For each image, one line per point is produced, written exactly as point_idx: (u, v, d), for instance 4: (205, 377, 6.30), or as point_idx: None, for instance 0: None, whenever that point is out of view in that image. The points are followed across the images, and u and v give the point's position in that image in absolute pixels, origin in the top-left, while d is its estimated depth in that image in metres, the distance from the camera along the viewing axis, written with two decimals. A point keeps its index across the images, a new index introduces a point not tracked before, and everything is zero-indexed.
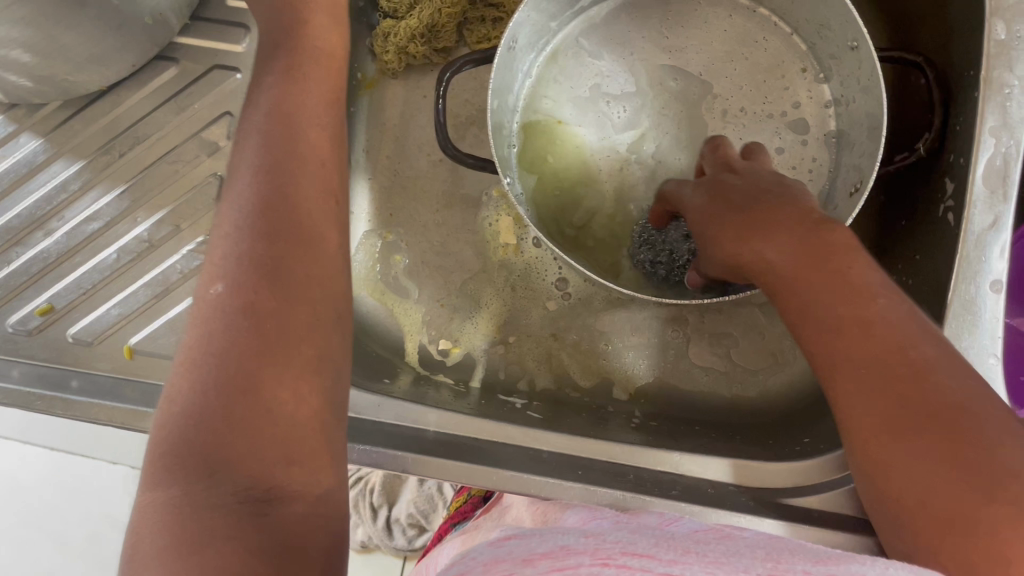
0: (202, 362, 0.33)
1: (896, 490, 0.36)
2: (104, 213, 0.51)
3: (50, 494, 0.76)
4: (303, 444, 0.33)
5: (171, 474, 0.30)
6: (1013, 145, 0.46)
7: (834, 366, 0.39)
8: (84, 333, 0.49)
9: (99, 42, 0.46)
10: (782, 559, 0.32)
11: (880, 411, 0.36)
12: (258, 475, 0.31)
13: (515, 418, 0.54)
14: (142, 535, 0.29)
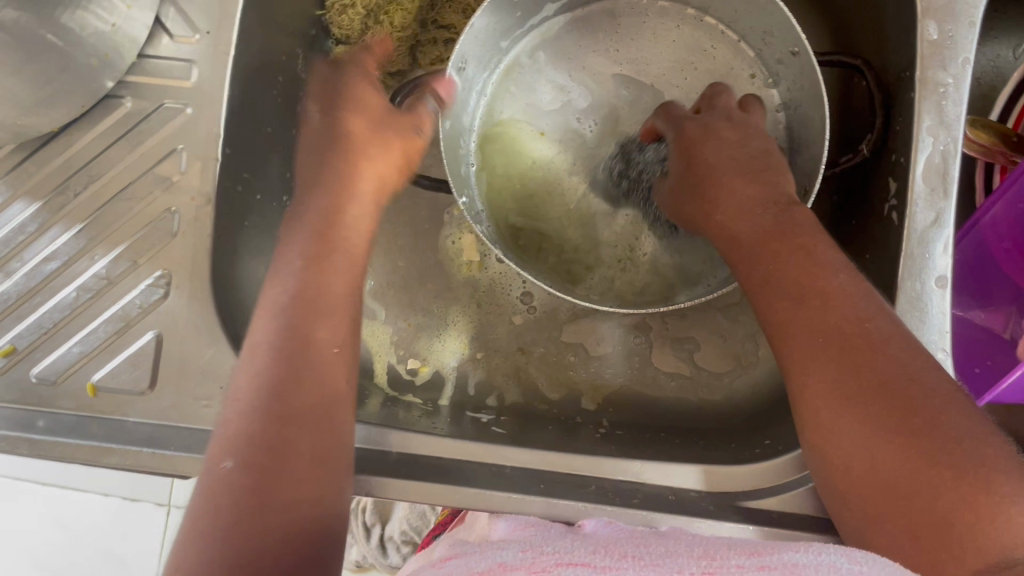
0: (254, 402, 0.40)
1: (843, 457, 0.38)
2: (62, 252, 0.51)
3: (102, 512, 0.91)
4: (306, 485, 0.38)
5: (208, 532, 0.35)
6: (951, 142, 0.47)
7: (792, 336, 0.41)
8: (47, 372, 0.50)
9: (46, 85, 0.46)
10: (717, 556, 0.34)
11: (833, 375, 0.38)
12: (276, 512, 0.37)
13: (483, 435, 0.55)
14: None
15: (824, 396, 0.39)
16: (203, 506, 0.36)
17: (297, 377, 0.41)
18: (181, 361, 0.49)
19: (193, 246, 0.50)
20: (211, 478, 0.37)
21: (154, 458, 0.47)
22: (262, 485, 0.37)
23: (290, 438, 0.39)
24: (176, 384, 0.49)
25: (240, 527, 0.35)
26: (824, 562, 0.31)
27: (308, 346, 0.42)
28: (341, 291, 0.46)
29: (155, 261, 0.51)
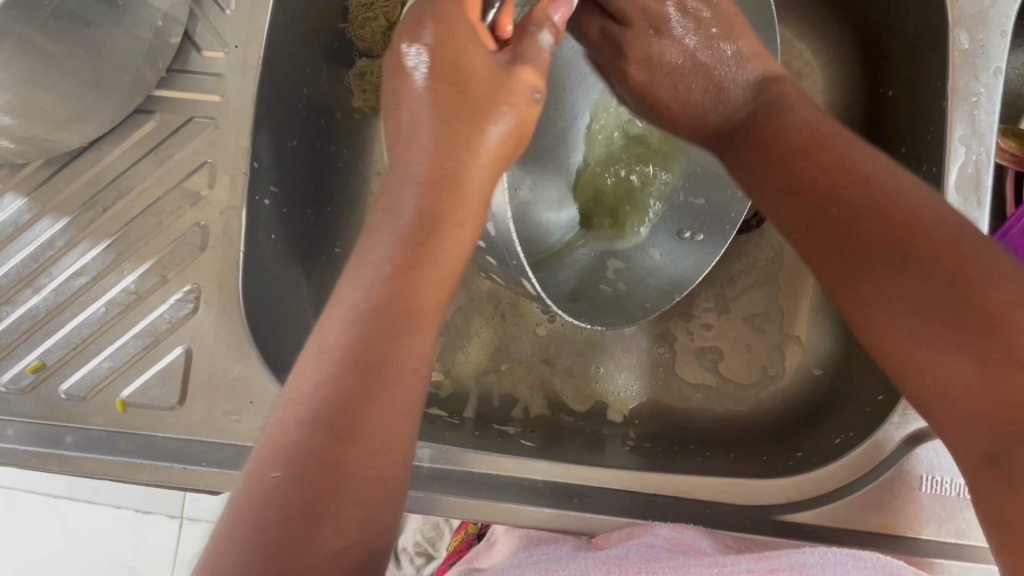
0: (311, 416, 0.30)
1: (906, 360, 0.31)
2: (91, 267, 0.51)
3: (115, 524, 0.91)
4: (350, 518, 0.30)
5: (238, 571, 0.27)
6: (983, 151, 0.46)
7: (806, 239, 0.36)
8: (76, 388, 0.50)
9: (77, 100, 0.46)
10: (727, 561, 0.37)
11: (875, 268, 0.32)
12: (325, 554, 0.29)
13: (510, 449, 0.54)
14: None
15: (841, 282, 0.34)
16: (218, 560, 0.28)
17: (353, 416, 0.31)
18: (210, 376, 0.49)
19: (222, 261, 0.50)
20: (249, 491, 0.29)
21: (186, 474, 0.47)
22: (303, 527, 0.29)
23: (343, 469, 0.30)
24: (205, 399, 0.49)
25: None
26: (831, 560, 0.35)
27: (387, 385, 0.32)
28: (433, 314, 0.34)
29: (185, 275, 0.51)
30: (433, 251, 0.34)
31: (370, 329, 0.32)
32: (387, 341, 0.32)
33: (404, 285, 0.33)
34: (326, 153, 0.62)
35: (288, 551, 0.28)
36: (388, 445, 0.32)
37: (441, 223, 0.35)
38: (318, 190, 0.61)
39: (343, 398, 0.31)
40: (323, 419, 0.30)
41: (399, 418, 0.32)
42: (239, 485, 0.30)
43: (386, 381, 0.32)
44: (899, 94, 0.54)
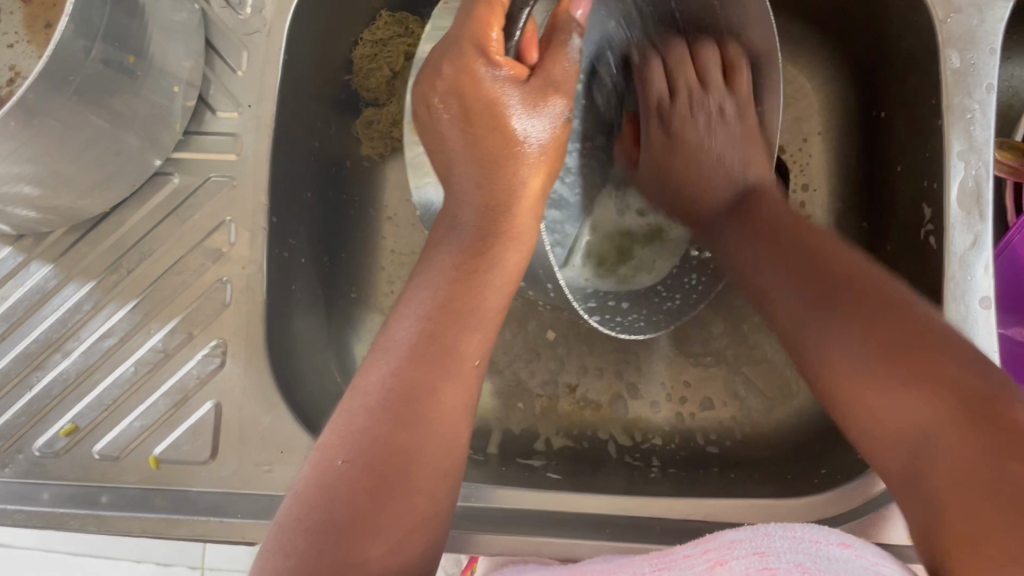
0: (376, 400, 0.36)
1: (889, 422, 0.35)
2: (118, 328, 0.52)
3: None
4: (410, 497, 0.35)
5: (313, 521, 0.33)
6: (982, 166, 0.48)
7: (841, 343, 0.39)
8: (109, 449, 0.51)
9: (100, 168, 0.48)
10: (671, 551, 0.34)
11: (873, 362, 0.36)
12: (376, 519, 0.34)
13: (538, 482, 0.55)
14: (277, 556, 0.33)
15: (859, 372, 0.37)
16: (303, 527, 0.33)
17: (412, 406, 0.36)
18: (241, 428, 0.50)
19: (246, 315, 0.51)
20: (319, 473, 0.35)
21: (222, 527, 0.48)
22: (366, 515, 0.34)
23: (402, 448, 0.35)
24: (236, 451, 0.50)
25: (334, 534, 0.33)
26: (760, 533, 0.31)
27: (437, 383, 0.37)
28: (491, 318, 0.41)
29: (211, 331, 0.52)
30: (487, 263, 0.41)
31: (427, 333, 0.39)
32: (442, 340, 0.38)
33: (462, 289, 0.40)
34: (338, 202, 0.63)
35: (353, 533, 0.33)
36: (439, 454, 0.37)
37: (498, 238, 0.42)
38: (333, 239, 0.62)
39: (402, 392, 0.37)
40: (386, 411, 0.36)
41: (450, 433, 0.37)
42: (309, 477, 0.35)
43: (444, 377, 0.38)
44: (893, 112, 0.56)
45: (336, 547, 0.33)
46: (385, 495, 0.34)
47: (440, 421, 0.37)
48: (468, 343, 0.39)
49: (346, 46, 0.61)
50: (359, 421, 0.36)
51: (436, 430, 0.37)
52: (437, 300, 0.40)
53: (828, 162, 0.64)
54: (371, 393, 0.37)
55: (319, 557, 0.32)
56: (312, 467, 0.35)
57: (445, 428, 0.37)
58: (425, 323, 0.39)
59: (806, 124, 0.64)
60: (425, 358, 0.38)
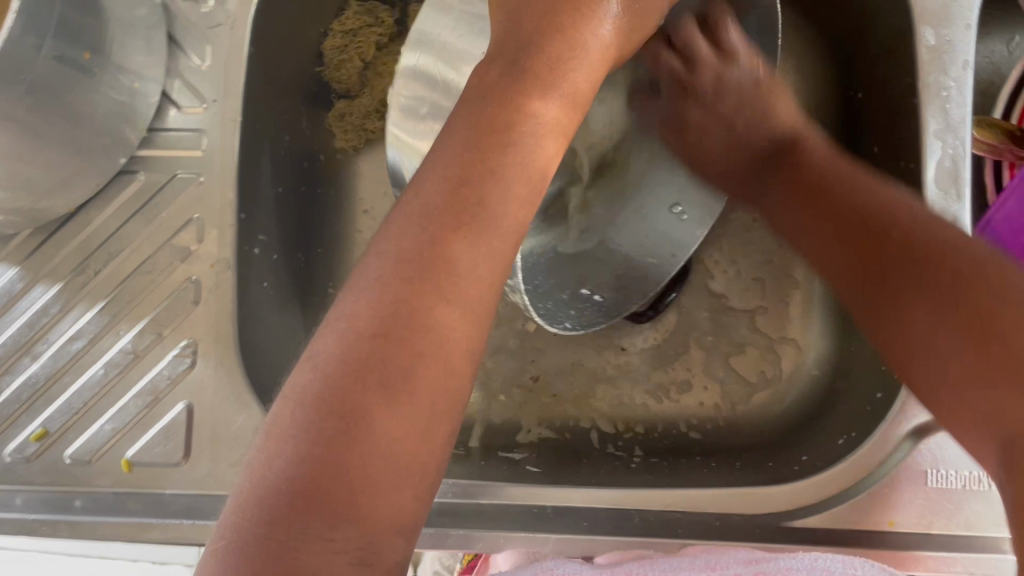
0: (396, 267, 0.32)
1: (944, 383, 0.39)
2: (87, 330, 0.52)
3: None
4: (422, 398, 0.31)
5: (316, 406, 0.30)
6: (959, 145, 0.47)
7: (879, 277, 0.45)
8: (82, 452, 0.50)
9: (62, 168, 0.47)
10: (720, 565, 0.39)
11: (952, 329, 0.39)
12: (377, 419, 0.30)
13: (517, 476, 0.54)
14: (279, 438, 0.30)
15: (926, 328, 0.41)
16: (308, 408, 0.30)
17: (411, 319, 0.31)
18: (213, 429, 0.49)
19: (216, 315, 0.51)
20: (339, 342, 0.31)
21: (196, 529, 0.47)
22: (367, 408, 0.30)
23: (410, 335, 0.31)
24: (210, 453, 0.49)
25: (333, 428, 0.29)
26: (820, 567, 0.37)
27: (436, 297, 0.31)
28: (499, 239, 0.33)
29: (180, 331, 0.51)
30: (502, 162, 0.34)
31: (431, 239, 0.32)
32: (442, 240, 0.32)
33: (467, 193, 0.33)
34: (312, 196, 0.62)
35: (348, 431, 0.29)
36: (451, 365, 0.32)
37: (511, 128, 0.34)
38: (306, 234, 0.61)
39: (412, 278, 0.31)
40: (387, 298, 0.31)
41: (452, 361, 0.32)
42: (303, 388, 0.30)
43: (448, 277, 0.32)
44: (870, 93, 0.55)
45: (331, 444, 0.29)
46: (393, 387, 0.30)
47: (459, 305, 0.32)
48: (472, 255, 0.32)
49: (315, 36, 0.60)
50: (374, 294, 0.31)
51: (439, 344, 0.31)
52: (460, 174, 0.33)
53: None
54: (394, 254, 0.32)
55: (311, 445, 0.29)
56: (335, 331, 0.31)
57: (449, 348, 0.31)
58: (440, 190, 0.33)
59: None
60: (430, 252, 0.32)
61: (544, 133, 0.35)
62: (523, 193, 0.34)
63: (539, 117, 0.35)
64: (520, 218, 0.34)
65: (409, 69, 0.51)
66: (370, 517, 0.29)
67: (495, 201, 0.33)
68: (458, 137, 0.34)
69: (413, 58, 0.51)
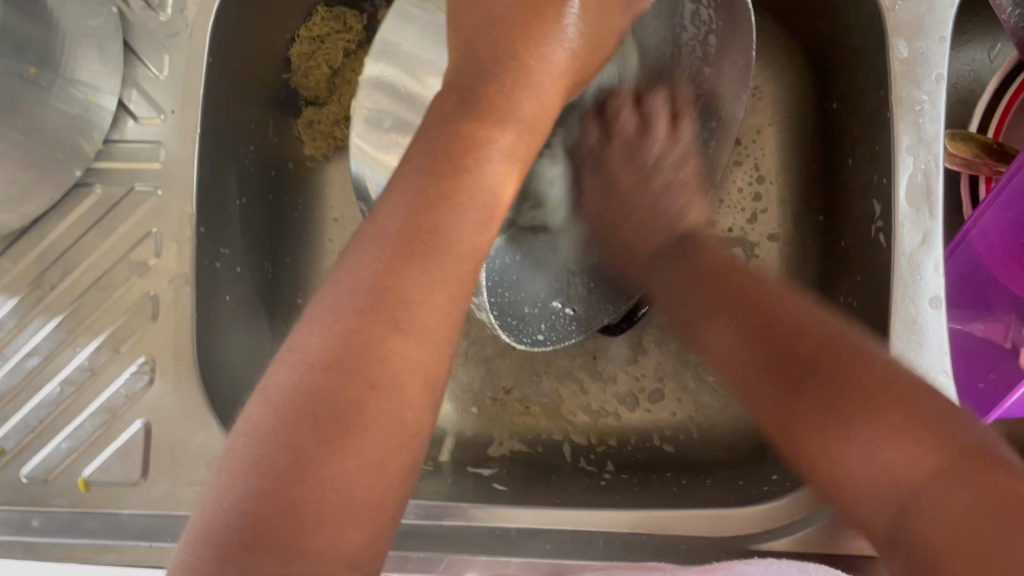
0: (352, 304, 0.32)
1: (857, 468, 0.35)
2: (43, 346, 0.51)
3: None
4: (385, 424, 0.31)
5: (271, 441, 0.30)
6: (931, 161, 0.46)
7: (803, 380, 0.39)
8: (38, 471, 0.49)
9: (13, 182, 0.46)
10: None
11: (815, 407, 0.38)
12: (338, 446, 0.30)
13: (484, 493, 0.53)
14: (232, 475, 0.30)
15: (809, 423, 0.38)
16: (265, 441, 0.30)
17: (364, 351, 0.31)
18: (172, 448, 0.48)
19: (174, 330, 0.50)
20: (296, 375, 0.31)
21: (152, 551, 0.46)
22: (324, 441, 0.30)
23: (369, 358, 0.31)
24: (168, 472, 0.48)
25: (291, 459, 0.30)
26: None
27: (393, 329, 0.32)
28: (460, 262, 0.34)
29: (138, 347, 0.50)
30: (458, 191, 0.35)
31: (388, 271, 0.33)
32: (401, 271, 0.33)
33: (421, 223, 0.34)
34: (278, 205, 0.61)
35: (305, 461, 0.30)
36: (404, 397, 0.32)
37: (464, 156, 0.35)
38: (273, 244, 0.60)
39: (363, 311, 0.32)
40: (343, 332, 0.32)
41: (413, 384, 0.32)
42: (258, 421, 0.31)
43: (404, 309, 0.32)
44: (845, 104, 0.54)
45: (286, 480, 0.30)
46: (353, 414, 0.31)
47: (422, 332, 0.32)
48: (428, 289, 0.33)
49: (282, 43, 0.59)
50: (329, 325, 0.32)
51: (394, 376, 0.31)
52: (417, 208, 0.34)
53: (782, 153, 0.62)
54: (350, 280, 0.33)
55: (268, 480, 0.30)
56: (291, 365, 0.31)
57: (402, 378, 0.32)
58: (398, 225, 0.34)
59: (759, 115, 0.62)
60: (387, 288, 0.32)
61: (506, 157, 0.36)
62: (478, 220, 0.35)
63: (497, 142, 0.36)
64: (477, 241, 0.35)
65: (374, 78, 0.50)
66: (327, 548, 0.29)
67: (455, 228, 0.34)
68: (410, 168, 0.35)
69: (379, 69, 0.50)
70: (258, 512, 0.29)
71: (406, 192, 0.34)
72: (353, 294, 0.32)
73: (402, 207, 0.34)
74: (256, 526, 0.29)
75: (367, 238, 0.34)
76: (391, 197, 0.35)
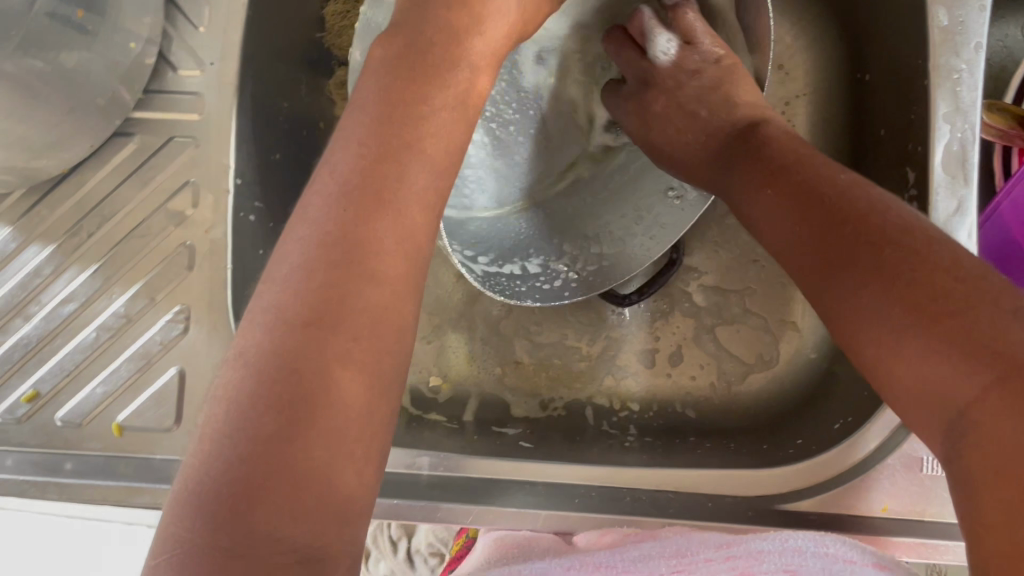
0: (308, 263, 0.32)
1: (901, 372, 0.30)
2: (80, 293, 0.51)
3: None
4: (364, 369, 0.31)
5: (250, 400, 0.29)
6: (968, 130, 0.46)
7: (828, 243, 0.35)
8: (72, 415, 0.50)
9: (55, 127, 0.46)
10: (689, 552, 0.39)
11: (884, 304, 0.31)
12: (321, 387, 0.29)
13: (509, 451, 0.54)
14: (213, 441, 0.28)
15: (875, 324, 0.31)
16: (243, 400, 0.29)
17: (337, 295, 0.31)
18: (205, 396, 0.49)
19: (210, 279, 0.50)
20: (258, 333, 0.30)
21: None
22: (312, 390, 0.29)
23: (340, 306, 0.31)
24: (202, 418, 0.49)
25: (273, 411, 0.28)
26: (790, 547, 0.36)
27: (360, 267, 0.32)
28: (414, 203, 0.35)
29: (174, 296, 0.50)
30: (412, 141, 0.36)
31: (353, 219, 0.33)
32: (360, 212, 0.33)
33: (375, 170, 0.34)
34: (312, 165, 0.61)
35: (297, 414, 0.29)
36: (383, 335, 0.32)
37: (410, 111, 0.36)
38: None
39: (327, 261, 0.32)
40: (312, 276, 0.31)
41: (385, 325, 0.32)
42: (230, 387, 0.29)
43: (371, 253, 0.32)
44: (878, 75, 0.54)
45: (276, 437, 0.28)
46: (330, 363, 0.30)
47: (387, 276, 0.33)
48: (398, 226, 0.34)
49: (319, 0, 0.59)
50: (287, 282, 0.31)
51: (372, 315, 0.32)
52: (364, 154, 0.35)
53: (811, 125, 0.61)
54: (312, 224, 0.33)
55: (254, 437, 0.28)
56: (250, 334, 0.30)
57: (378, 320, 0.32)
58: (351, 176, 0.34)
59: (789, 86, 0.62)
60: (358, 231, 0.33)
61: (452, 101, 0.39)
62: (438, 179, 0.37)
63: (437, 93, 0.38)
64: (432, 187, 0.36)
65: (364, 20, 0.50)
66: (327, 511, 0.28)
67: (407, 174, 0.35)
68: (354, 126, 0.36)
69: (370, 10, 0.50)
70: (259, 470, 0.27)
71: (356, 140, 0.35)
72: (315, 245, 0.32)
73: (363, 156, 0.35)
74: (256, 486, 0.27)
75: (324, 189, 0.34)
76: (337, 148, 0.35)
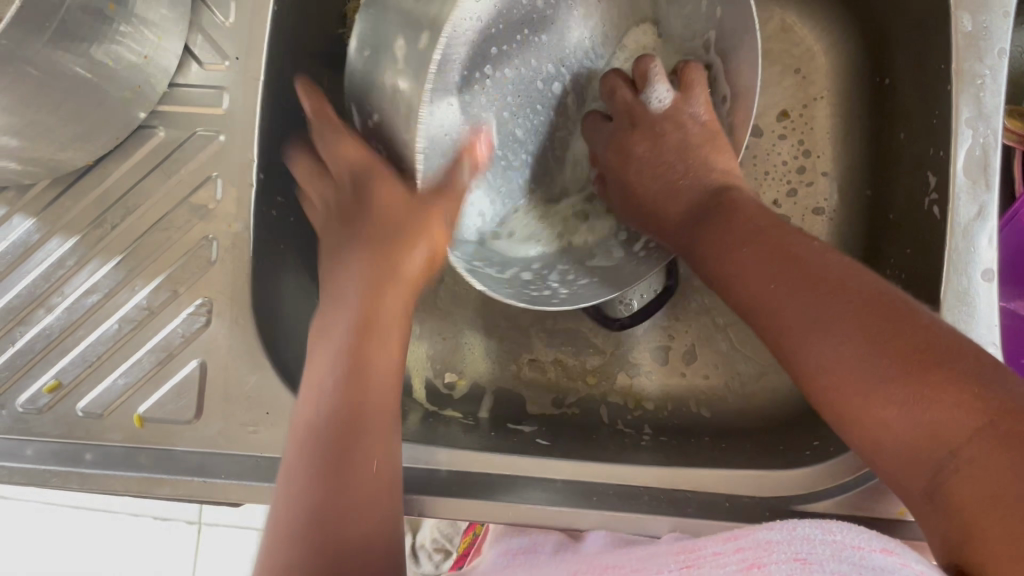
0: (335, 374, 0.43)
1: (895, 423, 0.35)
2: (102, 285, 0.52)
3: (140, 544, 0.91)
4: (377, 424, 0.42)
5: (307, 509, 0.39)
6: (991, 135, 0.46)
7: (805, 300, 0.40)
8: (94, 406, 0.50)
9: (82, 119, 0.47)
10: (697, 549, 0.36)
11: (870, 359, 0.36)
12: (361, 457, 0.41)
13: (525, 447, 0.54)
14: (284, 545, 0.39)
15: (855, 379, 0.36)
16: (300, 506, 0.39)
17: (361, 387, 0.43)
18: (226, 389, 0.49)
19: (232, 273, 0.50)
20: (308, 425, 0.42)
21: (205, 487, 0.47)
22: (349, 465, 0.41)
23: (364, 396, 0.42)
24: (222, 411, 0.49)
25: (326, 503, 0.40)
26: (799, 535, 0.33)
27: (366, 358, 0.43)
28: (394, 330, 0.45)
29: (195, 289, 0.51)
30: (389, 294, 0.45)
31: (355, 348, 0.43)
32: (368, 342, 0.44)
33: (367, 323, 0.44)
34: None
35: (338, 512, 0.39)
36: (388, 408, 0.43)
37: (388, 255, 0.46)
38: None
39: (348, 363, 0.43)
40: (345, 387, 0.42)
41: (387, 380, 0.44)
42: (289, 512, 0.39)
43: (371, 353, 0.44)
44: (900, 79, 0.54)
45: (327, 540, 0.39)
46: (366, 441, 0.42)
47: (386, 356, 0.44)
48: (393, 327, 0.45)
49: None
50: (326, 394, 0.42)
51: (381, 390, 0.43)
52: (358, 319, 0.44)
53: (833, 127, 0.62)
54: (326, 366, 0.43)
55: (316, 533, 0.39)
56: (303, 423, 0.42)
57: (387, 388, 0.44)
58: (349, 338, 0.44)
59: (807, 89, 0.63)
60: (368, 334, 0.44)
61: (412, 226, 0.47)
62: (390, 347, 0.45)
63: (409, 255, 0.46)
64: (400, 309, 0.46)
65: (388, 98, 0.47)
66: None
67: (378, 396, 0.43)
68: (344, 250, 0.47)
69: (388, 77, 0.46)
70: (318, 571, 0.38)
71: (355, 292, 0.45)
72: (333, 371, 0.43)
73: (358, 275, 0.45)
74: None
75: (328, 390, 0.42)
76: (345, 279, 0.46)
